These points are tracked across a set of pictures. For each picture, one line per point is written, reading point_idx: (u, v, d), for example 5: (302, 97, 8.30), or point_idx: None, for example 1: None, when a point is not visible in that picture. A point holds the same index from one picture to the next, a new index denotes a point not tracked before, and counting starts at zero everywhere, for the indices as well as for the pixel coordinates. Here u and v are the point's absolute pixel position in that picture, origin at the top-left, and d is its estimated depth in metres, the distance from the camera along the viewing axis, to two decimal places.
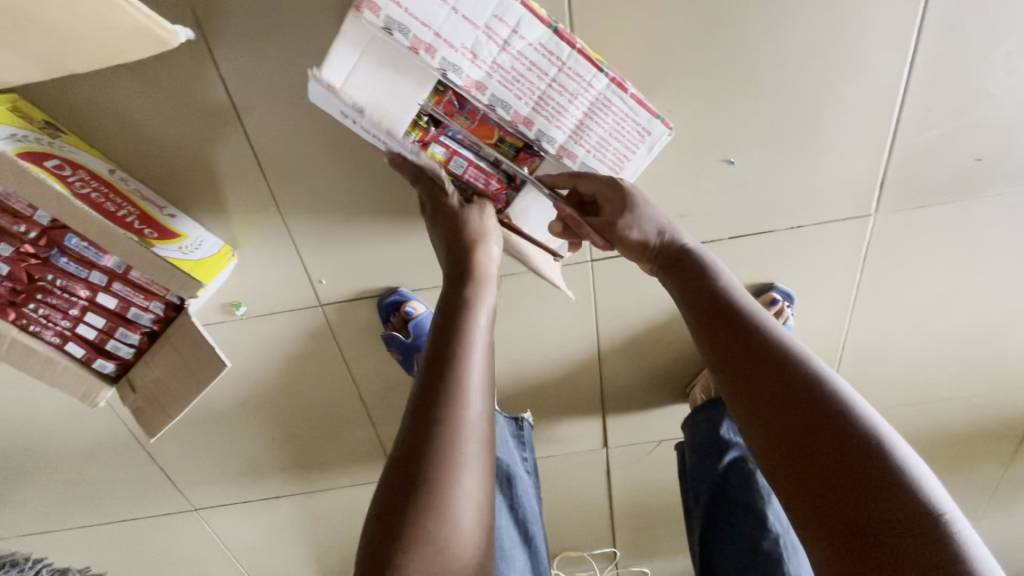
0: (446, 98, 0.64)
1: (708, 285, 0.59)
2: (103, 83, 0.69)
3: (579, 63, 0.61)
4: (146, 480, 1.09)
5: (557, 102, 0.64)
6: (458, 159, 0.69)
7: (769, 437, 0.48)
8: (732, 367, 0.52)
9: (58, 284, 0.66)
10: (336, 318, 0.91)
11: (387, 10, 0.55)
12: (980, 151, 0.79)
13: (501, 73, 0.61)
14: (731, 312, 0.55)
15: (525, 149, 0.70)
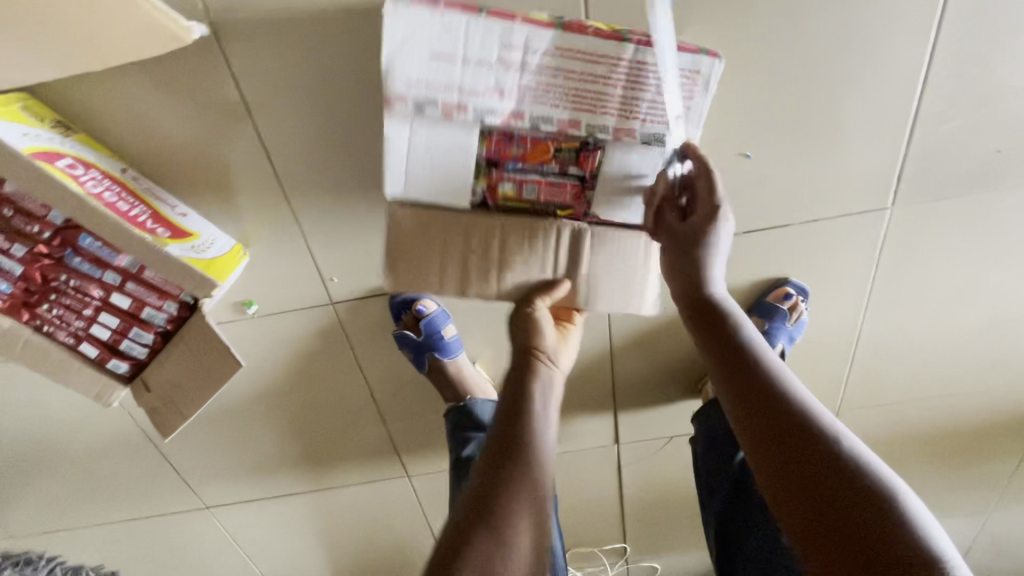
0: (494, 138, 0.66)
1: (736, 343, 0.64)
2: (112, 81, 0.68)
3: (599, 45, 0.59)
4: (159, 478, 1.10)
5: (593, 93, 0.63)
6: (528, 186, 0.71)
7: (795, 501, 0.54)
8: (758, 431, 0.59)
9: (72, 285, 0.66)
10: (348, 315, 0.90)
11: (412, 94, 0.61)
12: (1000, 142, 0.78)
13: (531, 91, 0.62)
14: (753, 376, 0.61)
15: (583, 150, 0.68)
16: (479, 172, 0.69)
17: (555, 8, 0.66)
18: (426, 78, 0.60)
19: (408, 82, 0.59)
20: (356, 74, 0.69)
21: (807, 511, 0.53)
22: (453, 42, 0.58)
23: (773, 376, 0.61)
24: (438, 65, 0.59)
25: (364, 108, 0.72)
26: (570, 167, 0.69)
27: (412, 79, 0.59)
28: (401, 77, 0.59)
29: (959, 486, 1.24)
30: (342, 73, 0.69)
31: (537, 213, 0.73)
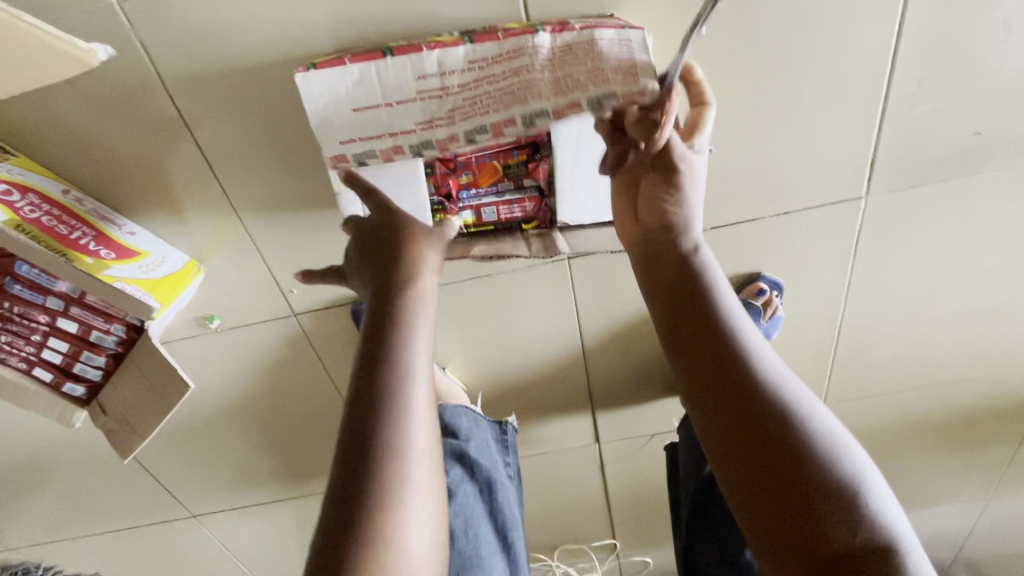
0: (440, 173, 0.69)
1: (697, 310, 0.53)
2: (45, 101, 0.66)
3: (513, 45, 0.59)
4: (144, 490, 1.11)
5: (521, 89, 0.59)
6: (487, 208, 0.71)
7: (759, 498, 0.46)
8: (721, 412, 0.49)
9: (16, 311, 0.66)
10: (311, 325, 0.89)
11: (349, 150, 0.62)
12: (979, 123, 0.74)
13: (460, 109, 0.60)
14: (710, 349, 0.51)
15: (531, 160, 0.69)
16: (435, 210, 0.71)
17: (491, 5, 0.63)
18: (359, 133, 0.61)
19: (342, 141, 0.62)
20: (293, 84, 0.67)
21: (761, 494, 0.46)
22: (369, 86, 0.60)
23: (733, 334, 0.52)
24: (365, 116, 0.61)
25: (304, 118, 0.70)
26: (524, 179, 0.70)
27: (347, 137, 0.61)
28: (334, 139, 0.62)
29: (954, 474, 1.21)
30: (276, 83, 0.67)
31: (500, 232, 0.74)
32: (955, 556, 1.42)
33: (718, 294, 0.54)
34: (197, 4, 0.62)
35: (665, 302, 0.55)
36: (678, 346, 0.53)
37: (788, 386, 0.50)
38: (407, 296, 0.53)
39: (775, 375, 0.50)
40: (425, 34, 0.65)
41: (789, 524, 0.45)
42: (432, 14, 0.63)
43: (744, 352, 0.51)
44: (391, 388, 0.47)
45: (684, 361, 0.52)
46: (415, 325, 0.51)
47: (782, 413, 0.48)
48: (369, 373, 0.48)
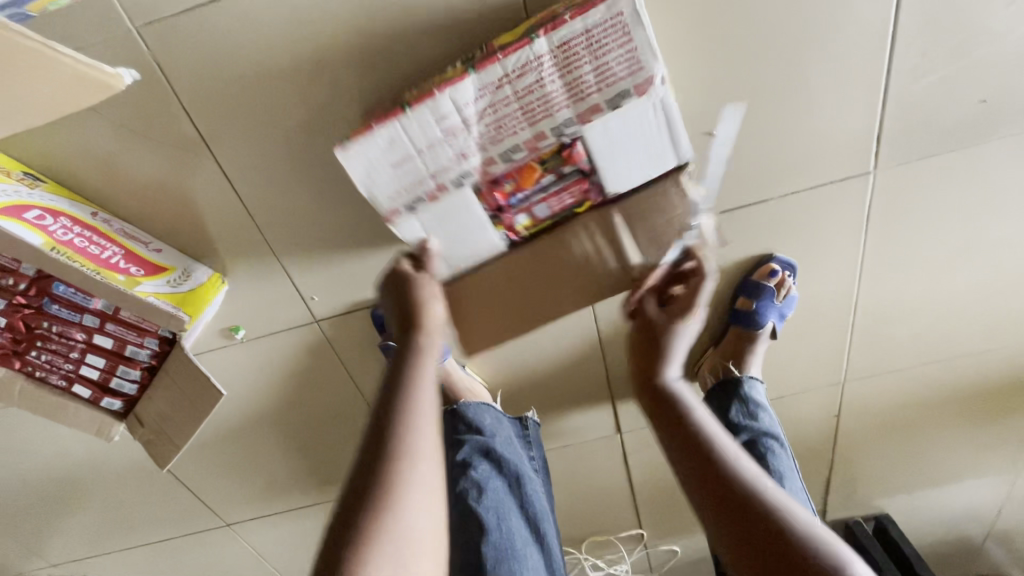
0: (486, 189, 0.71)
1: (688, 428, 0.70)
2: (73, 129, 0.70)
3: (518, 60, 0.59)
4: (180, 502, 1.14)
5: (540, 105, 0.63)
6: (540, 206, 0.74)
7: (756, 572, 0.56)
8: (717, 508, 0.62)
9: (55, 330, 0.69)
10: (333, 332, 0.91)
11: (401, 202, 0.70)
12: (984, 92, 0.74)
13: (486, 136, 0.66)
14: (699, 453, 0.67)
15: (565, 149, 0.69)
16: (494, 222, 0.75)
17: (494, 7, 0.65)
18: (403, 185, 0.68)
19: (391, 198, 0.69)
20: (305, 96, 0.69)
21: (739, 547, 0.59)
22: (400, 147, 0.64)
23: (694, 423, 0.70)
24: (405, 171, 0.67)
25: (318, 129, 0.72)
26: (563, 168, 0.71)
27: (394, 192, 0.69)
28: (385, 197, 0.69)
29: (981, 447, 1.20)
30: (289, 95, 0.69)
31: (557, 220, 0.77)
32: (987, 531, 1.40)
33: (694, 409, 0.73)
34: (213, 26, 0.64)
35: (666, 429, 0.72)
36: (676, 452, 0.69)
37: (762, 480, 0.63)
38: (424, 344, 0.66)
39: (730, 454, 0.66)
40: (430, 36, 0.66)
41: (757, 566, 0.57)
42: (436, 19, 0.65)
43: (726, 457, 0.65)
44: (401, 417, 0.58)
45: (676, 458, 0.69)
46: (424, 365, 0.63)
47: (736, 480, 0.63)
48: (388, 396, 0.61)
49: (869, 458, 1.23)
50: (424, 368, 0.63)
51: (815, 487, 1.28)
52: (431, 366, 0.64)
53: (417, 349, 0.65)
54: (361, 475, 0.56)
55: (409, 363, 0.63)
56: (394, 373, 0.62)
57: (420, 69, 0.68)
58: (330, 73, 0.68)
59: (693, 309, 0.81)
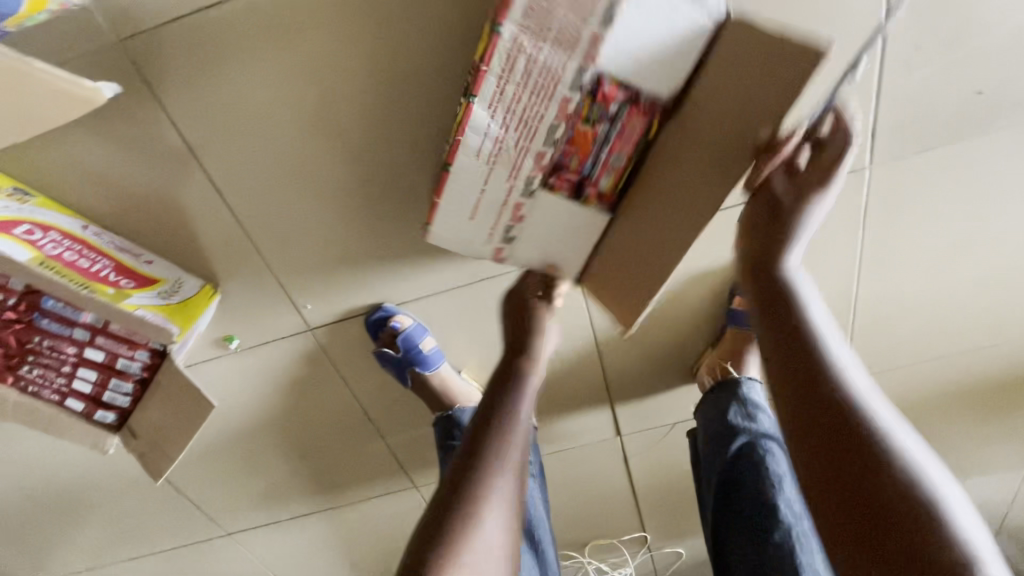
0: (557, 179, 0.69)
1: (791, 322, 0.55)
2: (60, 142, 0.69)
3: (499, 53, 0.56)
4: (181, 513, 1.14)
5: (542, 78, 0.59)
6: (614, 155, 0.68)
7: (846, 524, 0.45)
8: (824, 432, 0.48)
9: (46, 345, 0.69)
10: (327, 340, 0.91)
11: (496, 236, 0.75)
12: (979, 83, 0.73)
13: (523, 136, 0.64)
14: (818, 388, 0.50)
15: (598, 93, 0.61)
16: (584, 197, 0.71)
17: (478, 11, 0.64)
18: (488, 222, 0.73)
19: (488, 238, 0.75)
20: (292, 105, 0.69)
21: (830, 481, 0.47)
22: (467, 199, 0.69)
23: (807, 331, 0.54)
24: (482, 210, 0.71)
25: (306, 137, 0.71)
26: (609, 109, 0.63)
27: (487, 236, 0.74)
28: (482, 240, 0.75)
29: (988, 444, 1.19)
30: (275, 105, 0.69)
31: (637, 157, 0.69)
32: (997, 528, 1.38)
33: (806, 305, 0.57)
34: (196, 36, 0.64)
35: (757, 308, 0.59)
36: (769, 352, 0.55)
37: (887, 426, 0.48)
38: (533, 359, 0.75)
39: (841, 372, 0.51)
40: (415, 41, 0.66)
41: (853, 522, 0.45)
42: (420, 24, 0.64)
43: (860, 404, 0.49)
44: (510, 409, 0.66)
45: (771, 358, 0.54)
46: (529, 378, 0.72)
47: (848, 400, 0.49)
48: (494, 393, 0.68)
49: None
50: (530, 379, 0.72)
51: None
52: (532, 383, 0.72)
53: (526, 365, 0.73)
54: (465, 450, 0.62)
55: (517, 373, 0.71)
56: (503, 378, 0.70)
57: (406, 75, 0.67)
58: (316, 82, 0.68)
59: (832, 178, 0.63)
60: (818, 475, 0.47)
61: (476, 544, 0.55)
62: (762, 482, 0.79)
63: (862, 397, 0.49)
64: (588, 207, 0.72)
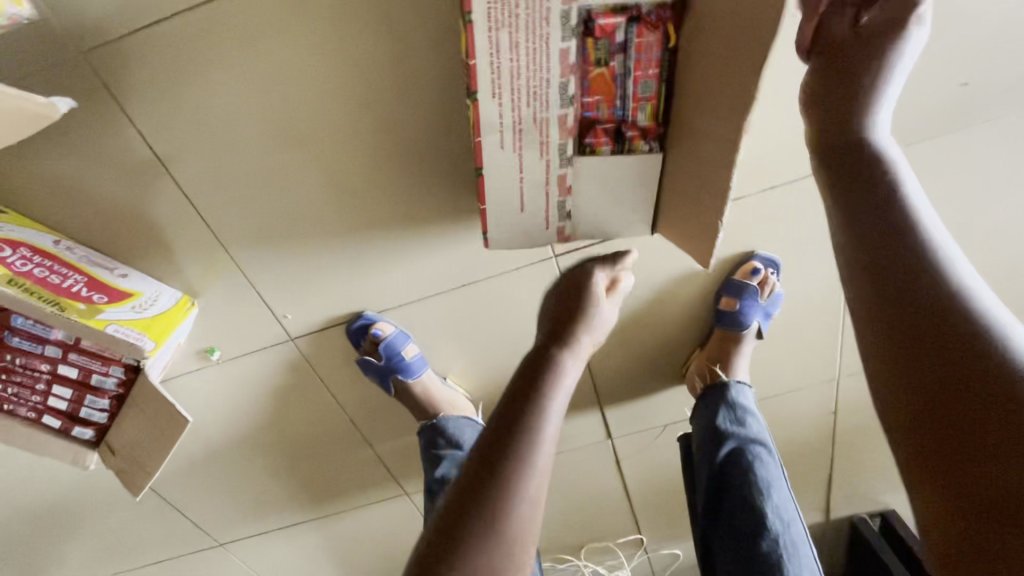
0: (593, 137, 0.59)
1: (884, 206, 0.44)
2: (29, 156, 0.69)
3: (478, 31, 0.49)
4: (172, 524, 1.13)
5: (529, 41, 0.51)
6: (643, 86, 0.55)
7: (916, 431, 0.37)
8: (916, 327, 0.39)
9: (19, 362, 0.68)
10: (309, 348, 0.90)
11: (552, 219, 0.66)
12: (964, 74, 0.71)
13: (538, 105, 0.55)
14: (907, 274, 0.41)
15: (593, 29, 0.51)
16: (632, 146, 0.60)
17: (446, 14, 0.63)
18: (538, 208, 0.64)
19: (546, 225, 0.67)
20: (261, 113, 0.68)
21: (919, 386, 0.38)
22: (510, 194, 0.62)
23: (908, 212, 0.43)
24: (529, 199, 0.63)
25: (277, 146, 0.70)
26: (618, 39, 0.52)
27: (545, 222, 0.66)
28: (540, 230, 0.68)
29: None
30: (243, 113, 0.68)
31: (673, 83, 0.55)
32: None
33: (902, 180, 0.45)
34: (161, 47, 0.63)
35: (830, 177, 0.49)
36: (845, 235, 0.45)
37: (1003, 331, 0.37)
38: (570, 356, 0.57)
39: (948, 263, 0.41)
40: (383, 46, 0.64)
41: (941, 441, 0.36)
42: (387, 29, 0.63)
43: (960, 294, 0.39)
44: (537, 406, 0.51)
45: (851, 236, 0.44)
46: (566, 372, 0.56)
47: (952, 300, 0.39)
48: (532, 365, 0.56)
49: (872, 454, 1.19)
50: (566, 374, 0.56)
51: (818, 486, 1.24)
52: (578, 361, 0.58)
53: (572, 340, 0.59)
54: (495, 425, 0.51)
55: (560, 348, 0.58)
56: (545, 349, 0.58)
57: (376, 81, 0.66)
58: (284, 89, 0.66)
59: (914, 19, 0.48)
60: (894, 371, 0.39)
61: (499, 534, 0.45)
62: (750, 489, 0.78)
63: (966, 289, 0.39)
64: (637, 155, 0.60)
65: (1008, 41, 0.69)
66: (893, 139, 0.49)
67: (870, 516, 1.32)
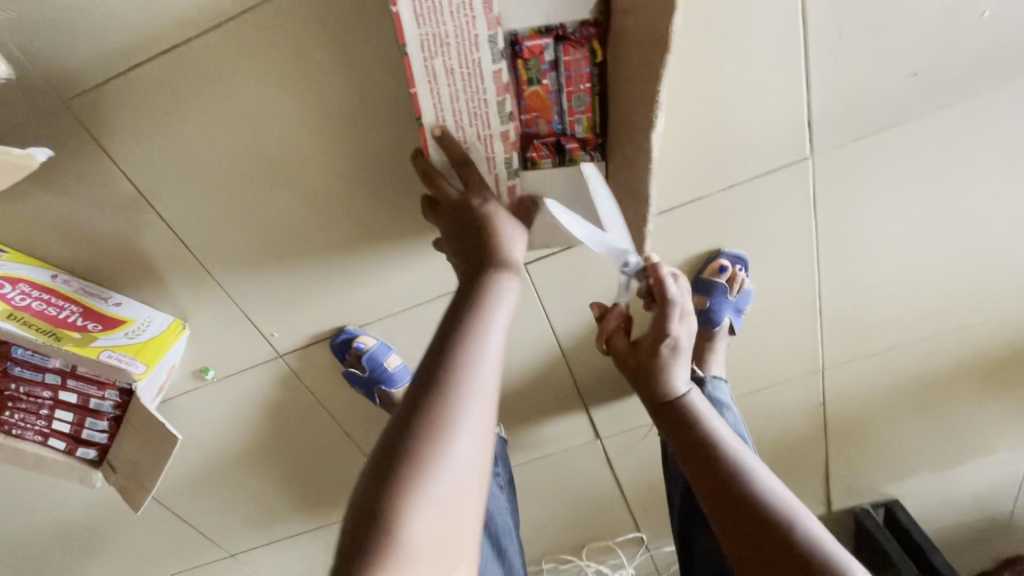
0: (535, 151, 0.62)
1: (700, 438, 0.73)
2: (25, 199, 0.74)
3: (416, 62, 0.54)
4: (183, 537, 1.18)
5: (462, 66, 0.55)
6: (576, 100, 0.59)
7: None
8: (737, 527, 0.64)
9: (23, 390, 0.73)
10: (297, 364, 0.94)
11: None
12: (914, 65, 0.72)
13: (479, 125, 0.60)
14: (726, 485, 0.67)
15: (522, 51, 0.55)
16: (572, 158, 0.63)
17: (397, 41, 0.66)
18: None
19: None
20: (231, 147, 0.72)
21: (749, 550, 0.62)
22: None
23: (712, 438, 0.72)
24: None
25: (249, 175, 0.74)
26: (547, 60, 0.56)
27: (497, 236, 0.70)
28: None
29: (985, 424, 1.15)
30: (216, 148, 0.72)
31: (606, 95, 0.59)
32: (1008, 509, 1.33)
33: (708, 421, 0.74)
34: (134, 91, 0.67)
35: (670, 426, 0.76)
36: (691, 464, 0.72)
37: (783, 503, 0.63)
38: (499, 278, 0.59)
39: (742, 465, 0.69)
40: (339, 76, 0.67)
41: None
42: (341, 60, 0.66)
43: (762, 495, 0.65)
44: (471, 342, 0.54)
45: (693, 464, 0.72)
46: (497, 296, 0.58)
47: (750, 492, 0.65)
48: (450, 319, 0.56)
49: (867, 445, 1.18)
50: (497, 298, 0.58)
51: (816, 479, 1.24)
52: (501, 309, 0.57)
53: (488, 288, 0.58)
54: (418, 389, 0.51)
55: (478, 299, 0.57)
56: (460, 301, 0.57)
57: (336, 110, 0.70)
58: (250, 123, 0.70)
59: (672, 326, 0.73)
60: (739, 546, 0.64)
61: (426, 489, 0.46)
62: None
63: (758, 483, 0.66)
64: (578, 165, 0.63)
65: (954, 30, 0.70)
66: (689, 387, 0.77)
67: (874, 508, 1.29)
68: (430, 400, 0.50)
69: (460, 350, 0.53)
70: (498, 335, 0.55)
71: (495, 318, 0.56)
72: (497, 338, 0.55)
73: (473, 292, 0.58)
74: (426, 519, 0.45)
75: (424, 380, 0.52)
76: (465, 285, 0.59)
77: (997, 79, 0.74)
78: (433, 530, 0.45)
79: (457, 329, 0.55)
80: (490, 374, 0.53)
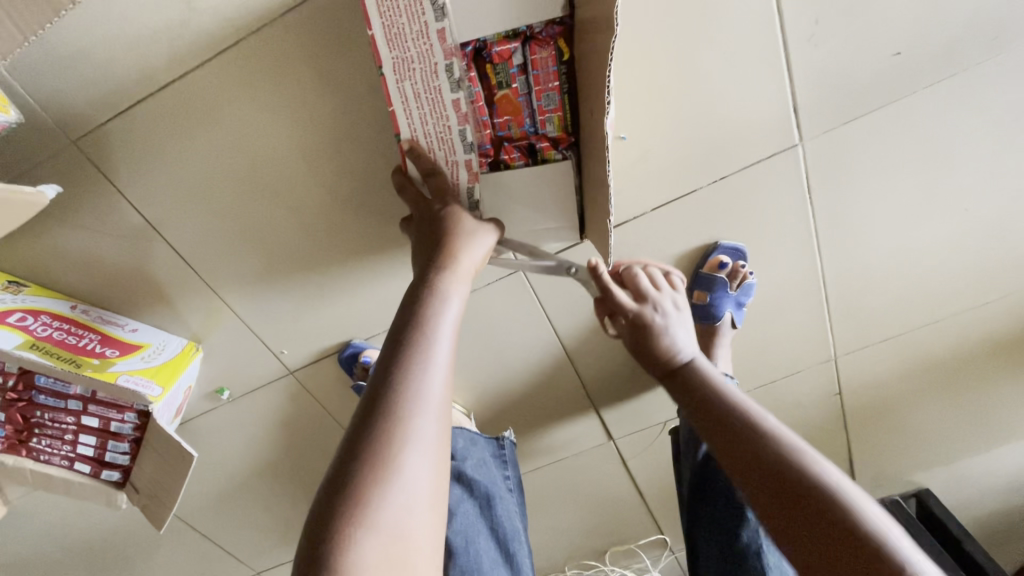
0: (507, 154, 0.65)
1: (707, 396, 0.67)
2: (44, 236, 0.79)
3: (391, 85, 0.58)
4: (210, 556, 1.21)
5: (427, 93, 0.59)
6: (545, 98, 0.60)
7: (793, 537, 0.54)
8: (755, 483, 0.58)
9: (48, 417, 0.77)
10: (307, 379, 0.96)
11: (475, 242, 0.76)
12: (896, 44, 0.72)
13: (449, 145, 0.63)
14: (740, 437, 0.61)
15: (488, 62, 0.58)
16: (543, 158, 0.65)
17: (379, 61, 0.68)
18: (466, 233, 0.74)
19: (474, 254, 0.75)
20: (230, 173, 0.75)
21: (772, 507, 0.56)
22: None
23: (718, 392, 0.67)
24: None
25: (248, 199, 0.78)
26: (513, 65, 0.58)
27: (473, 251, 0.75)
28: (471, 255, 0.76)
29: (1014, 405, 1.11)
30: (214, 177, 0.75)
31: (574, 95, 0.61)
32: None
33: (713, 378, 0.70)
34: (137, 126, 0.71)
35: (673, 390, 0.72)
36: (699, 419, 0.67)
37: (804, 451, 0.58)
38: (445, 288, 0.59)
39: (755, 415, 0.63)
40: (326, 98, 0.70)
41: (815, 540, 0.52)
42: (326, 82, 0.69)
43: (780, 443, 0.59)
44: (416, 355, 0.53)
45: (703, 419, 0.66)
46: (445, 305, 0.58)
47: (766, 441, 0.59)
48: (399, 323, 0.56)
49: (890, 434, 1.15)
50: (444, 308, 0.57)
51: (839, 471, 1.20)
52: (452, 311, 0.58)
53: (436, 291, 0.59)
54: (371, 395, 0.51)
55: (427, 302, 0.57)
56: (409, 306, 0.58)
57: (326, 131, 0.72)
58: (245, 149, 0.73)
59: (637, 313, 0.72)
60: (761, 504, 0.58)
61: (384, 498, 0.46)
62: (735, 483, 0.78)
63: (774, 430, 0.60)
64: (552, 163, 0.65)
65: (934, 6, 0.69)
66: (689, 350, 0.72)
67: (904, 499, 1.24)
68: (378, 419, 0.49)
69: (409, 354, 0.53)
70: (449, 336, 0.56)
71: (445, 322, 0.56)
72: (450, 338, 0.56)
73: (423, 297, 0.58)
74: (382, 533, 0.44)
75: (378, 386, 0.51)
76: (416, 287, 0.60)
77: (985, 52, 0.73)
78: (387, 551, 0.44)
79: (407, 332, 0.55)
80: (443, 377, 0.53)
